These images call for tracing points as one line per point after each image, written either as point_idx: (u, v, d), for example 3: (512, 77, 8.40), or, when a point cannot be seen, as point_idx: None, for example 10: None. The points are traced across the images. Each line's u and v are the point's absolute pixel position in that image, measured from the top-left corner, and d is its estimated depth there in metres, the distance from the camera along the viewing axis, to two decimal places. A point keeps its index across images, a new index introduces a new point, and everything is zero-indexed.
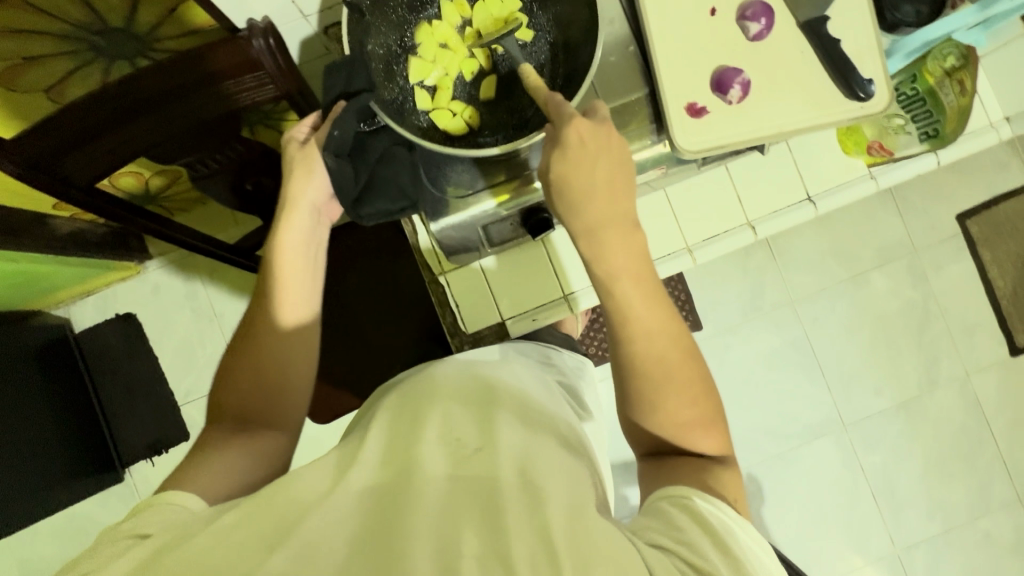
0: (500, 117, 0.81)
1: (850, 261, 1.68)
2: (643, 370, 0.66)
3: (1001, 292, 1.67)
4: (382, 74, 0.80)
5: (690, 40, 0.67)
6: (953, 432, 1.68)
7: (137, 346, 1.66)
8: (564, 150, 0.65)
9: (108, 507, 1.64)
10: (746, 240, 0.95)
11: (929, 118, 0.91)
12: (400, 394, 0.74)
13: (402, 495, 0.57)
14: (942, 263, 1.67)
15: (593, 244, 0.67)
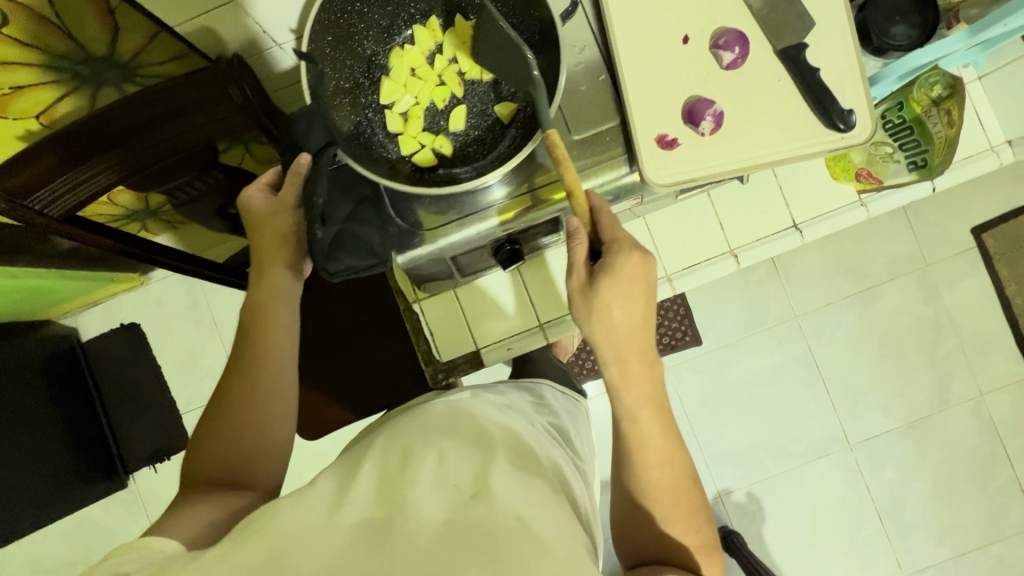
0: (476, 148, 0.68)
1: (857, 275, 1.62)
2: (656, 494, 0.69)
3: (1018, 309, 1.59)
4: (347, 108, 0.70)
5: (661, 69, 0.65)
6: (965, 454, 1.61)
7: (140, 355, 1.69)
8: (615, 279, 0.67)
9: (113, 512, 1.68)
10: (728, 269, 0.97)
11: (918, 147, 0.91)
12: (394, 436, 0.76)
13: (390, 528, 0.57)
14: (956, 278, 1.61)
15: (622, 370, 0.70)
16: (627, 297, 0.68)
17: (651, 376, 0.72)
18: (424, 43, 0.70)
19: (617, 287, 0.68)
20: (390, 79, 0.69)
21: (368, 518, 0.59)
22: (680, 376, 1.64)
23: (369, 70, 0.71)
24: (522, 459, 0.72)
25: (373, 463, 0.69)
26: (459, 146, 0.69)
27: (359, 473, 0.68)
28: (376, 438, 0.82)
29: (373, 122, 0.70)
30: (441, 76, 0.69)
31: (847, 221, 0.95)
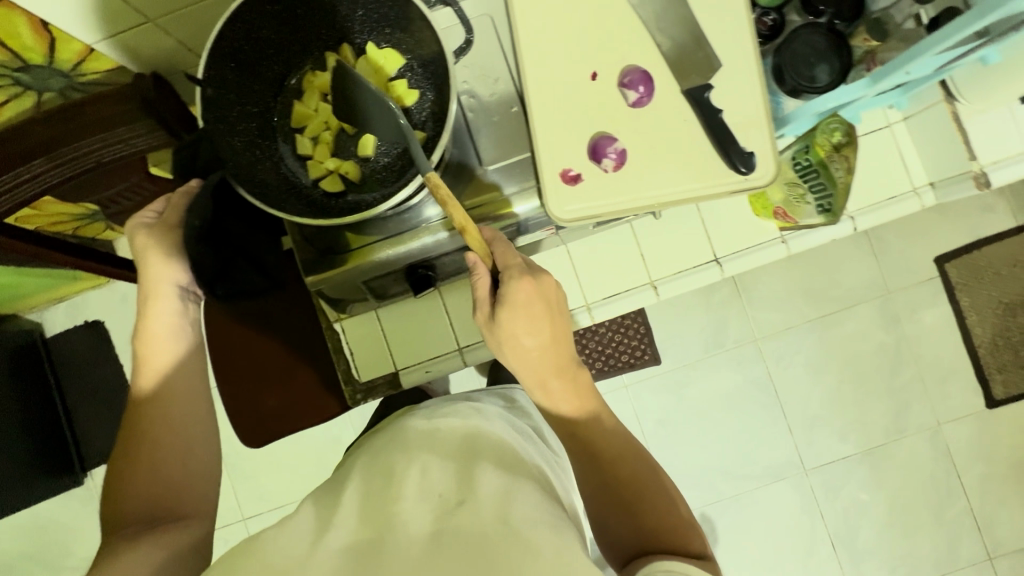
0: (381, 174, 0.68)
1: (819, 299, 1.62)
2: (619, 486, 0.70)
3: (978, 340, 1.59)
4: (256, 133, 0.69)
5: (572, 102, 0.65)
6: (922, 484, 1.61)
7: (103, 353, 1.70)
8: (512, 310, 0.67)
9: (69, 507, 1.69)
10: (648, 299, 1.00)
11: (824, 191, 0.89)
12: (375, 453, 0.78)
13: (372, 558, 0.59)
14: (918, 307, 1.60)
15: (546, 394, 0.73)
16: (532, 325, 0.68)
17: (579, 387, 0.73)
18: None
19: (517, 317, 0.68)
20: (301, 106, 0.69)
21: (354, 548, 0.61)
22: (638, 395, 1.64)
23: (280, 92, 0.71)
24: (509, 462, 0.74)
25: (357, 487, 0.72)
26: (368, 172, 0.68)
27: (339, 498, 0.70)
28: (364, 451, 0.84)
29: (285, 146, 0.70)
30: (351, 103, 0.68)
31: (769, 257, 0.98)
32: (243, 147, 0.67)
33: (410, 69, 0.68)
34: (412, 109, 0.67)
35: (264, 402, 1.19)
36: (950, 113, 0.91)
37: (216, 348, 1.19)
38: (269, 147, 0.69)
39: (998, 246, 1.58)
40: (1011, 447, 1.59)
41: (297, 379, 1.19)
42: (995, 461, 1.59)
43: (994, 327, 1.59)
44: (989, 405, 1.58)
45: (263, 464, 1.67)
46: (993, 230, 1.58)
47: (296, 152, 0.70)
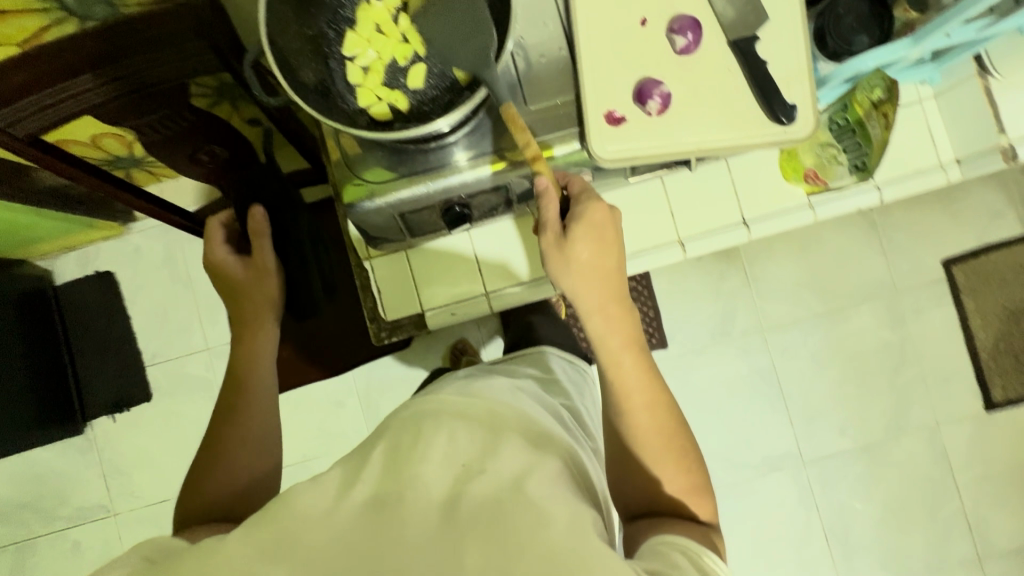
0: (428, 107, 0.69)
1: (828, 294, 1.64)
2: (642, 440, 0.75)
3: (981, 344, 1.61)
4: (309, 55, 0.69)
5: (622, 48, 0.70)
6: (917, 483, 1.62)
7: (112, 304, 1.70)
8: (579, 236, 0.77)
9: (67, 456, 1.68)
10: (675, 257, 1.08)
11: (859, 149, 0.99)
12: (405, 415, 0.80)
13: (390, 512, 0.61)
14: (924, 308, 1.62)
15: (606, 320, 0.78)
16: (598, 247, 0.78)
17: (624, 328, 0.78)
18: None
19: (580, 242, 0.77)
20: (354, 31, 0.69)
21: (370, 501, 0.63)
22: None
23: (333, 17, 0.70)
24: (532, 438, 0.75)
25: (385, 447, 0.73)
26: (416, 105, 0.69)
27: (367, 455, 0.72)
28: (392, 414, 0.85)
29: (334, 73, 0.70)
30: (406, 34, 0.69)
31: (796, 222, 1.06)
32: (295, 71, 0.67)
33: None
34: None
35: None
36: (984, 86, 0.95)
37: None
38: (320, 73, 0.69)
39: (1005, 252, 1.60)
40: (1007, 452, 1.60)
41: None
42: (990, 465, 1.61)
43: (997, 332, 1.61)
44: (988, 409, 1.60)
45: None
46: (1001, 237, 1.60)
47: (345, 81, 0.70)
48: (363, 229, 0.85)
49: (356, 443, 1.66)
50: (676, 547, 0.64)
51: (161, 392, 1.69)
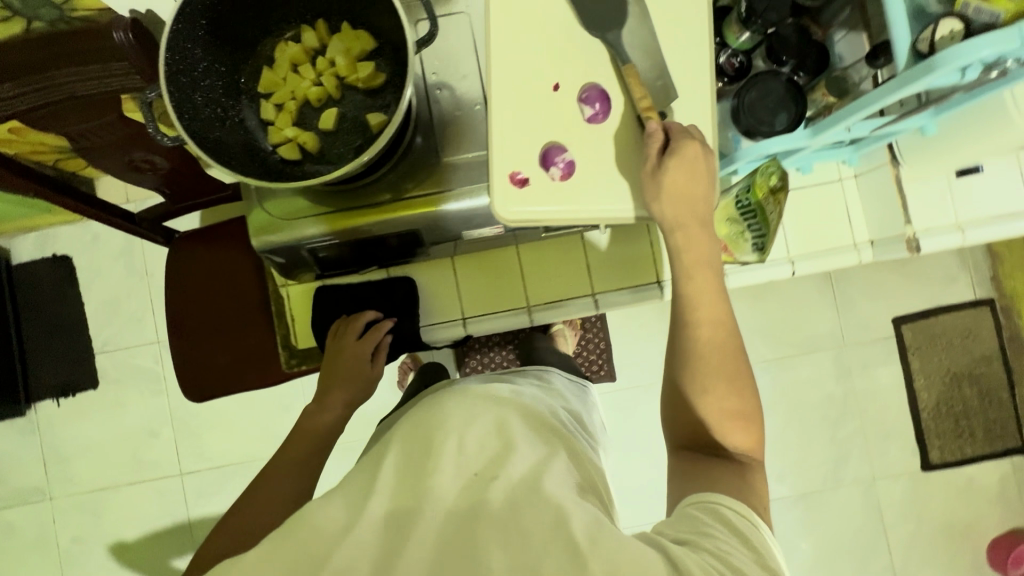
0: (337, 148, 0.75)
1: (777, 342, 1.65)
2: (701, 354, 0.71)
3: (923, 405, 1.63)
4: (221, 90, 0.73)
5: (532, 110, 0.71)
6: (849, 536, 1.64)
7: (66, 290, 1.70)
8: (680, 159, 0.69)
9: (8, 436, 1.68)
10: (587, 309, 1.09)
11: (761, 231, 0.99)
12: (414, 418, 0.79)
13: (413, 523, 0.60)
14: (871, 363, 1.64)
15: (684, 239, 0.71)
16: (689, 180, 0.69)
17: (704, 249, 0.72)
18: (308, 41, 0.75)
19: (682, 164, 0.69)
20: (272, 71, 0.75)
21: (390, 516, 0.62)
22: None
23: (253, 58, 0.77)
24: (538, 435, 0.75)
25: (396, 456, 0.71)
26: (326, 145, 0.75)
27: (375, 468, 0.71)
28: (401, 422, 0.83)
29: (251, 110, 0.76)
30: (320, 78, 0.75)
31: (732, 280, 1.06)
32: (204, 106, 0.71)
33: (377, 53, 0.75)
34: (371, 91, 0.75)
35: (217, 360, 1.19)
36: (894, 175, 0.98)
37: (175, 300, 1.20)
38: (233, 108, 0.74)
39: (954, 315, 1.62)
40: (939, 513, 1.62)
41: (251, 340, 1.20)
42: (922, 524, 1.62)
43: (940, 394, 1.63)
44: (924, 468, 1.62)
45: (208, 422, 1.68)
46: (951, 301, 1.62)
47: (260, 119, 0.76)
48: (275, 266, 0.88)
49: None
50: (717, 515, 0.62)
51: (108, 381, 1.69)
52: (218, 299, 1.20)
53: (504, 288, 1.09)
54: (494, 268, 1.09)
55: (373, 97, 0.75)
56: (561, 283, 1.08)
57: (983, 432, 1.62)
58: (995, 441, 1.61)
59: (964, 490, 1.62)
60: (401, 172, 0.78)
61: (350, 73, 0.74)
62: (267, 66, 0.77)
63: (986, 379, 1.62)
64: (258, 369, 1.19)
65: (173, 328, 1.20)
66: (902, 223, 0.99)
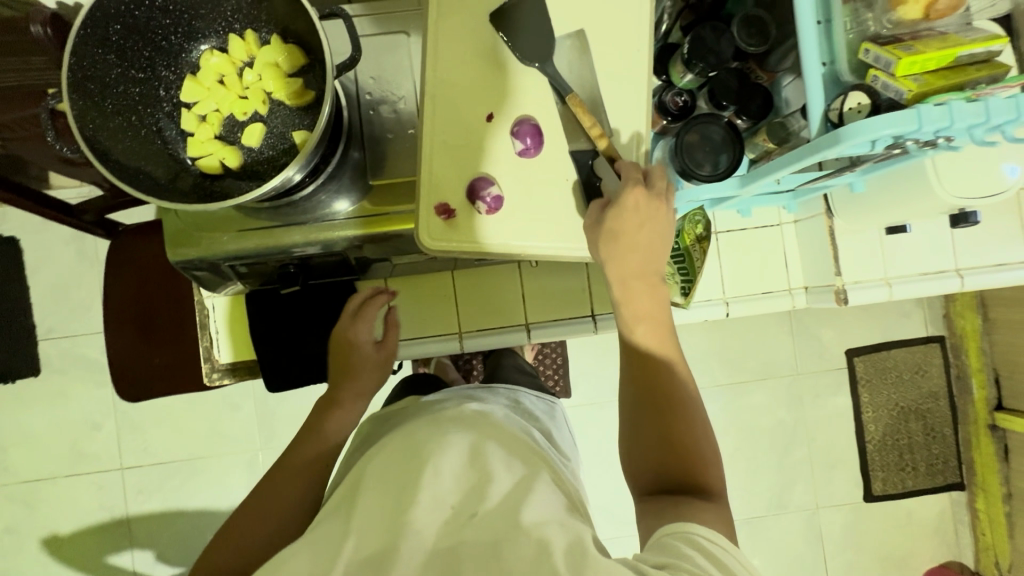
0: (257, 164, 0.81)
1: (732, 367, 1.67)
2: (662, 397, 0.71)
3: (869, 436, 1.66)
4: (139, 96, 0.80)
5: (463, 141, 0.76)
6: (791, 562, 1.66)
7: (11, 273, 1.64)
8: (620, 211, 0.73)
9: None
10: (519, 339, 1.10)
11: (688, 275, 1.15)
12: (388, 447, 0.76)
13: (391, 562, 0.59)
14: (822, 393, 1.66)
15: (624, 292, 0.73)
16: (637, 227, 0.72)
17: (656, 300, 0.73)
18: (237, 54, 0.82)
19: (623, 216, 0.73)
20: (196, 81, 0.81)
21: (365, 550, 0.62)
22: None
23: (174, 65, 0.83)
24: (515, 459, 0.74)
25: (370, 493, 0.69)
26: (249, 161, 0.82)
27: (352, 499, 0.70)
28: (375, 447, 0.80)
29: (169, 116, 0.82)
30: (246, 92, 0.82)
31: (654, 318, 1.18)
32: (117, 110, 0.77)
33: (303, 70, 0.82)
34: (293, 109, 0.83)
35: (151, 360, 1.16)
36: (826, 225, 1.13)
37: (111, 299, 1.16)
38: (151, 113, 0.81)
39: (906, 350, 1.64)
40: (878, 544, 1.65)
41: (188, 342, 1.17)
42: (861, 555, 1.65)
43: (887, 427, 1.65)
44: (867, 498, 1.65)
45: (154, 417, 1.64)
46: (904, 336, 1.64)
47: (178, 125, 0.82)
48: (199, 280, 0.91)
49: (244, 448, 1.63)
50: (695, 546, 0.58)
51: (51, 369, 1.64)
52: (157, 298, 1.17)
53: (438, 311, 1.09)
54: (429, 290, 1.09)
55: (297, 112, 0.82)
56: (495, 309, 1.09)
57: (928, 467, 1.64)
58: (938, 476, 1.64)
59: (904, 522, 1.65)
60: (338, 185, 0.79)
61: (277, 88, 0.81)
62: (188, 72, 0.83)
63: (935, 416, 1.64)
64: (195, 371, 1.16)
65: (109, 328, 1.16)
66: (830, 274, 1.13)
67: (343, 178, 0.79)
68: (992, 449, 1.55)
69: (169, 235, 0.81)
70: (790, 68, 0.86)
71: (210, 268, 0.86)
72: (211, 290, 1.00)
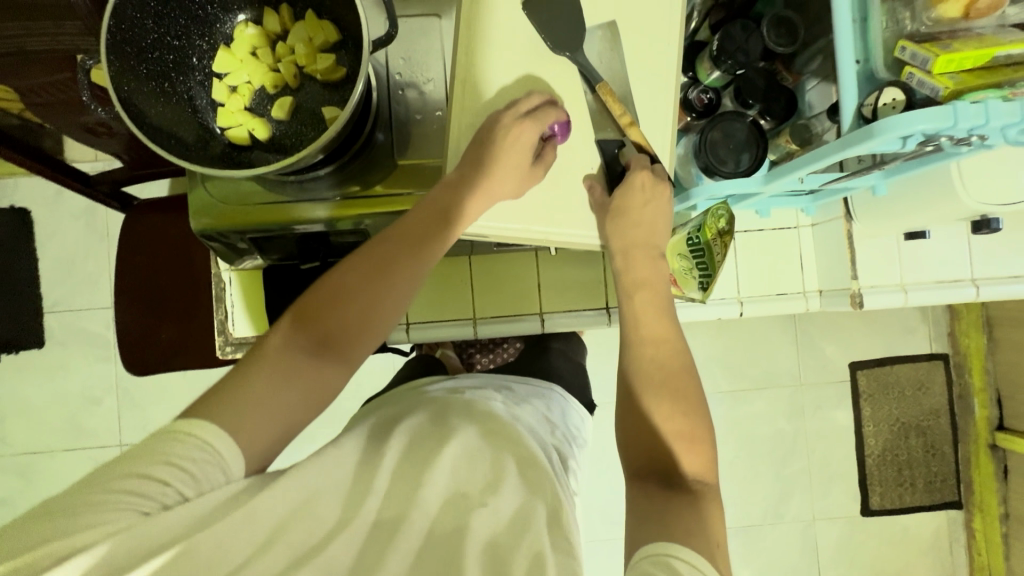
0: (284, 136, 0.85)
1: (735, 374, 1.67)
2: (655, 371, 0.74)
3: (869, 450, 1.65)
4: (173, 63, 0.83)
5: (486, 120, 0.78)
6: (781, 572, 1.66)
7: (20, 243, 1.64)
8: (626, 189, 0.78)
9: None
10: (535, 326, 1.23)
11: (706, 271, 1.05)
12: (417, 424, 0.82)
13: (396, 536, 0.64)
14: (823, 405, 1.66)
15: (625, 260, 0.81)
16: (640, 206, 0.78)
17: (653, 270, 0.81)
18: (271, 27, 0.86)
19: (630, 194, 0.78)
20: (229, 52, 0.85)
21: (379, 514, 0.66)
22: None
23: (208, 34, 0.86)
24: (532, 468, 0.76)
25: (393, 454, 0.74)
26: (276, 134, 0.85)
27: (377, 452, 0.75)
28: (404, 416, 0.85)
29: (201, 86, 0.86)
30: (277, 65, 0.86)
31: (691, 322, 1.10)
32: (149, 77, 0.79)
33: (335, 47, 0.85)
34: (322, 83, 0.86)
35: (159, 335, 1.16)
36: (846, 230, 1.16)
37: (122, 269, 1.17)
38: (184, 82, 0.84)
39: (909, 366, 1.64)
40: (871, 559, 1.64)
41: (198, 317, 1.17)
42: (852, 567, 1.65)
43: (887, 442, 1.65)
44: (863, 513, 1.65)
45: (153, 395, 1.63)
46: (908, 351, 1.64)
47: (209, 96, 0.85)
48: (218, 250, 0.94)
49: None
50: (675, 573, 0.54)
51: (54, 341, 1.64)
52: (167, 273, 1.17)
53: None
54: (455, 274, 1.24)
55: (326, 88, 0.85)
56: (514, 296, 1.24)
57: (925, 483, 1.64)
58: (935, 493, 1.63)
59: (898, 538, 1.64)
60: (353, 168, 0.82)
61: (307, 63, 0.84)
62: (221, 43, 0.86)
63: (936, 433, 1.63)
64: (204, 347, 1.17)
65: (120, 296, 1.16)
66: (847, 278, 1.17)
67: (365, 161, 0.83)
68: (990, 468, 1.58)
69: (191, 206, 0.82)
70: (815, 72, 0.87)
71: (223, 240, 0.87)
72: (229, 262, 1.02)
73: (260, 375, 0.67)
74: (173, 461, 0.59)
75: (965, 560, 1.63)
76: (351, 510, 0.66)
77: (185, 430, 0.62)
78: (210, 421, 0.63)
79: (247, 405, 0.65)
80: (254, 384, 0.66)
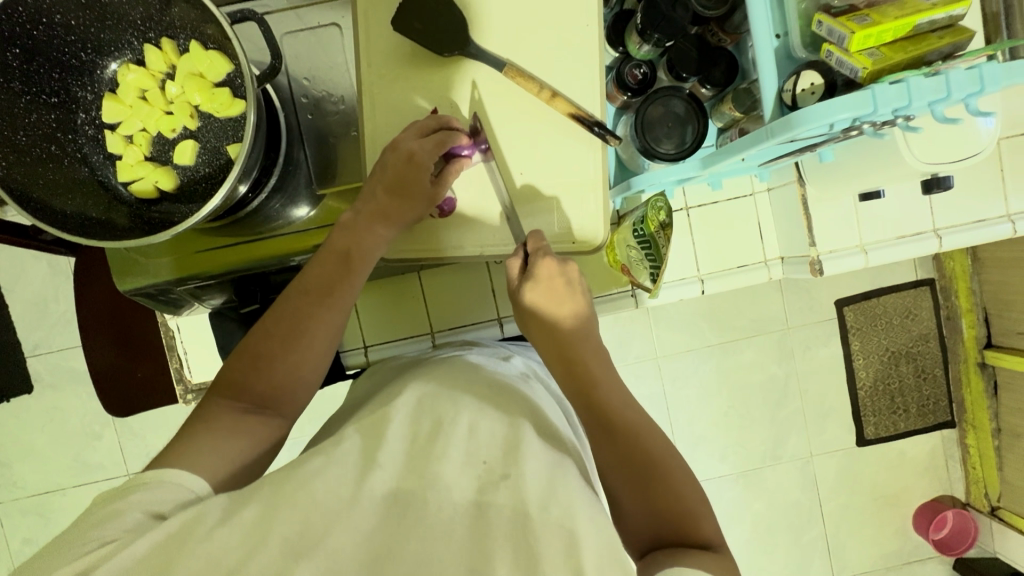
0: (212, 164, 0.57)
1: (719, 320, 1.14)
2: (622, 413, 0.47)
3: (861, 384, 1.15)
4: (51, 131, 0.54)
5: (513, 49, 0.58)
6: (793, 539, 1.16)
7: None
8: (657, 126, 0.62)
9: None
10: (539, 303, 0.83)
11: None
12: (476, 376, 0.53)
13: (541, 531, 0.36)
14: (813, 342, 1.14)
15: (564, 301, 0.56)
16: (682, 140, 0.62)
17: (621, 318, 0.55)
18: (153, 65, 0.55)
19: (662, 130, 0.62)
20: (110, 101, 0.56)
21: (490, 494, 0.39)
22: None
23: (91, 84, 0.56)
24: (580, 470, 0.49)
25: (468, 411, 0.47)
26: (186, 183, 0.57)
27: (442, 436, 0.44)
28: (438, 366, 0.56)
29: (95, 140, 0.57)
30: (172, 105, 0.56)
31: (840, 268, 0.68)
32: (32, 143, 0.53)
33: (241, 130, 0.56)
34: (237, 122, 0.56)
35: (132, 374, 0.88)
36: None
37: (92, 286, 0.87)
38: (72, 138, 0.56)
39: (907, 294, 1.13)
40: (863, 505, 1.16)
41: (158, 346, 0.88)
42: (849, 498, 1.16)
43: (878, 373, 1.15)
44: (859, 442, 1.15)
45: (18, 447, 1.18)
46: (914, 277, 1.15)
47: (104, 149, 0.57)
48: (160, 303, 0.68)
49: (134, 477, 1.18)
50: None
51: None
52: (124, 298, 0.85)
53: (465, 291, 0.75)
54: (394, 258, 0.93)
55: (232, 125, 0.56)
56: None
57: (916, 405, 1.15)
58: (927, 416, 1.16)
59: (892, 468, 1.17)
60: (292, 187, 0.61)
61: (203, 100, 0.55)
62: (107, 91, 0.56)
63: (927, 359, 1.15)
64: (165, 384, 0.88)
65: (88, 324, 0.88)
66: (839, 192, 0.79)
67: (297, 177, 0.61)
68: (979, 387, 1.11)
69: (116, 260, 0.63)
70: None
71: (159, 294, 0.65)
72: (172, 312, 0.74)
73: (196, 447, 0.45)
74: (142, 498, 0.40)
75: (959, 500, 1.17)
76: (419, 476, 0.41)
77: (142, 476, 0.42)
78: (157, 474, 0.42)
79: (198, 460, 0.44)
80: (197, 442, 0.45)
